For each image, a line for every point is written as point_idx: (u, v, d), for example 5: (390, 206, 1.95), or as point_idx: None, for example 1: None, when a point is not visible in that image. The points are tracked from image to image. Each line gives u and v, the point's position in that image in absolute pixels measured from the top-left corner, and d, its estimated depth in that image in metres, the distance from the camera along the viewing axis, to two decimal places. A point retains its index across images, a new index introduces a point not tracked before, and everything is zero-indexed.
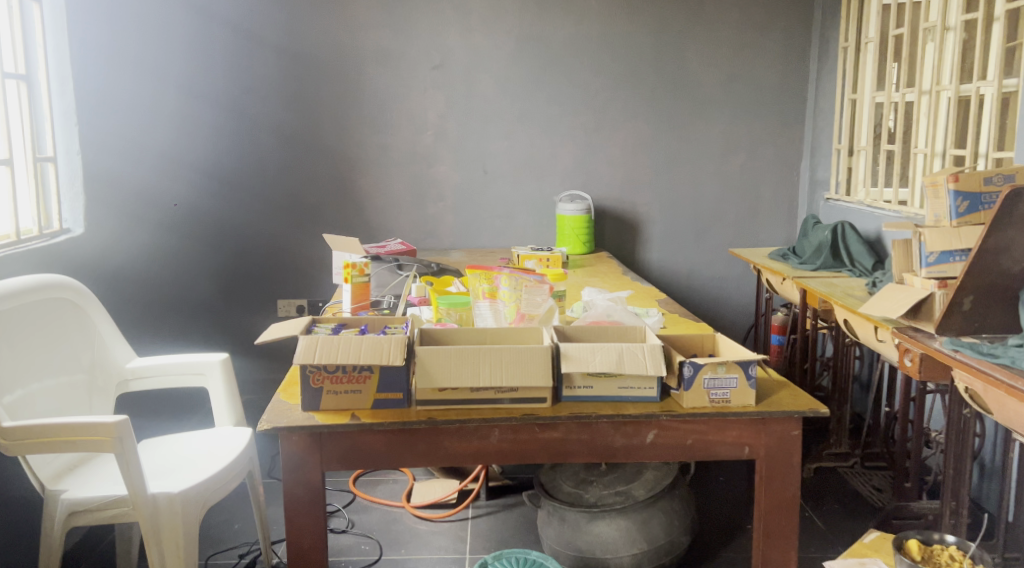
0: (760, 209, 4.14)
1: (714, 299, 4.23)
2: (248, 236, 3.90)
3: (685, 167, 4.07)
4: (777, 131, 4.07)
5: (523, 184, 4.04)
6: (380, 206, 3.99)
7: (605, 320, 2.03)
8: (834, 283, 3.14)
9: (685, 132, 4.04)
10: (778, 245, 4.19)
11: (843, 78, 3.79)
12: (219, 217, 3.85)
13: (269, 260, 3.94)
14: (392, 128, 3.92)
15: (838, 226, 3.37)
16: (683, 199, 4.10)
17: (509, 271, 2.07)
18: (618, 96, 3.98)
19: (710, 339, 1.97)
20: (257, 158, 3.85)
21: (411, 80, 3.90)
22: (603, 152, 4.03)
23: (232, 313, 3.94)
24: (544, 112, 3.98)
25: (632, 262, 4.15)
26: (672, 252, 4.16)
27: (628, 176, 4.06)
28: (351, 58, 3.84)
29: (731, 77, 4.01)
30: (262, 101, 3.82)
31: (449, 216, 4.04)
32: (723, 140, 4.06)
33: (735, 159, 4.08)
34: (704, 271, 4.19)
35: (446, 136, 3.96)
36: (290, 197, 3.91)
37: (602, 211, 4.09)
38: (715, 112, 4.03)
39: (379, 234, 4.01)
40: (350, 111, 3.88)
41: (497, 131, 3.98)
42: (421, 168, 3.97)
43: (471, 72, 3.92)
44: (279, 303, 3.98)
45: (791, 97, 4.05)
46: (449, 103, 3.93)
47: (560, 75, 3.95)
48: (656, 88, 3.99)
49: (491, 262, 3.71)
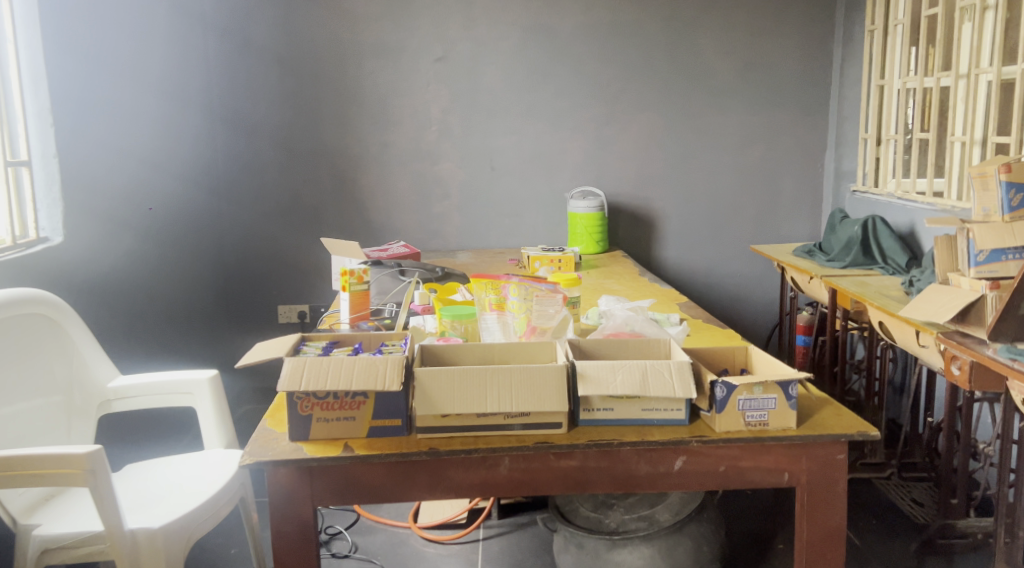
0: (782, 203, 3.93)
1: (735, 298, 4.03)
2: (247, 240, 3.76)
3: (702, 160, 3.86)
4: (799, 120, 3.86)
5: (532, 180, 3.84)
6: (383, 206, 3.81)
7: (626, 331, 1.84)
8: (866, 283, 2.94)
9: (702, 124, 3.83)
10: (801, 240, 3.98)
11: (869, 63, 3.58)
12: (214, 222, 3.70)
13: (269, 264, 3.79)
14: (393, 124, 3.74)
15: (868, 220, 3.18)
16: (700, 193, 3.90)
17: (518, 280, 1.88)
18: (630, 86, 3.78)
19: (742, 351, 1.78)
20: (250, 158, 3.69)
21: (412, 74, 3.71)
22: (616, 146, 3.83)
23: (232, 319, 3.81)
24: (553, 105, 3.78)
25: (647, 261, 3.96)
26: (690, 250, 3.96)
27: (642, 170, 3.86)
28: (349, 52, 3.66)
29: (748, 64, 3.80)
30: (255, 99, 3.65)
31: (456, 216, 3.85)
32: (742, 131, 3.85)
33: (755, 150, 3.87)
34: (723, 269, 3.99)
35: (451, 132, 3.77)
36: (289, 199, 3.74)
37: (616, 208, 3.89)
38: (732, 102, 3.82)
39: (383, 236, 3.83)
40: (349, 107, 3.70)
41: (504, 125, 3.78)
42: (425, 166, 3.79)
43: (475, 65, 3.72)
44: (279, 308, 3.83)
45: (813, 84, 3.83)
46: (453, 97, 3.74)
47: (569, 66, 3.75)
48: (669, 77, 3.79)
49: (501, 264, 3.53)
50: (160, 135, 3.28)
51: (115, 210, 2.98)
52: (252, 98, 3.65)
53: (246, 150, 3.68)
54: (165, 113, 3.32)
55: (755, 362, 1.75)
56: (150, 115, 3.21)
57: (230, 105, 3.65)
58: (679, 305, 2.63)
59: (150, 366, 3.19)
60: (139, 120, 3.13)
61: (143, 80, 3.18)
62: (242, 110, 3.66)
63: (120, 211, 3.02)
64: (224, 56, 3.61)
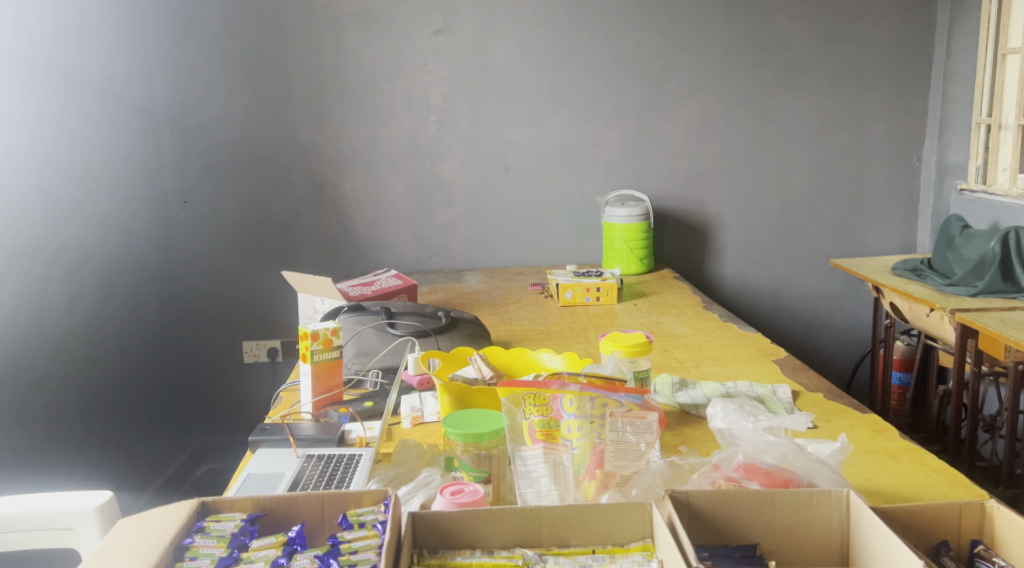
0: (868, 205, 3.17)
1: (808, 322, 3.26)
2: (202, 266, 3.04)
3: (769, 154, 3.09)
4: (890, 101, 3.09)
5: (558, 182, 3.07)
6: (372, 218, 3.04)
7: (762, 465, 1.10)
8: (1019, 321, 2.16)
9: (770, 108, 3.06)
10: (891, 250, 3.22)
11: (987, 29, 2.82)
12: (162, 243, 2.98)
13: (231, 292, 3.07)
14: (383, 115, 2.97)
15: (1006, 234, 2.43)
16: (766, 195, 3.13)
17: (578, 387, 1.06)
18: (680, 62, 3.01)
19: (976, 509, 1.02)
20: (206, 160, 2.95)
21: (405, 50, 2.93)
22: (663, 138, 3.06)
23: (188, 362, 3.12)
24: (584, 87, 3.00)
25: (701, 280, 3.19)
26: (753, 264, 3.18)
27: (695, 166, 3.09)
28: (325, 24, 2.88)
29: (829, 32, 3.02)
30: (208, 87, 2.90)
31: (462, 227, 3.09)
32: (819, 117, 3.08)
33: (835, 139, 3.10)
34: (793, 288, 3.22)
35: (454, 123, 3.00)
36: (254, 209, 3.00)
37: (661, 214, 3.12)
38: (808, 80, 3.05)
39: (371, 254, 3.08)
40: (327, 96, 2.94)
41: (523, 113, 3.01)
42: (423, 166, 3.02)
43: (485, 38, 2.94)
44: (244, 346, 3.12)
45: (910, 57, 3.07)
46: (457, 79, 2.97)
47: (602, 37, 2.97)
48: (731, 50, 3.01)
49: (520, 291, 2.77)
50: (77, 139, 2.52)
51: (23, 240, 2.21)
52: (204, 86, 2.90)
53: (197, 149, 2.94)
54: (82, 111, 2.56)
55: (1002, 529, 0.99)
56: (58, 114, 2.43)
57: (176, 94, 2.90)
58: (780, 368, 1.90)
59: (66, 438, 2.37)
60: (44, 119, 2.36)
61: (59, 72, 2.43)
62: (189, 99, 2.91)
63: (28, 239, 2.24)
64: (167, 32, 2.86)
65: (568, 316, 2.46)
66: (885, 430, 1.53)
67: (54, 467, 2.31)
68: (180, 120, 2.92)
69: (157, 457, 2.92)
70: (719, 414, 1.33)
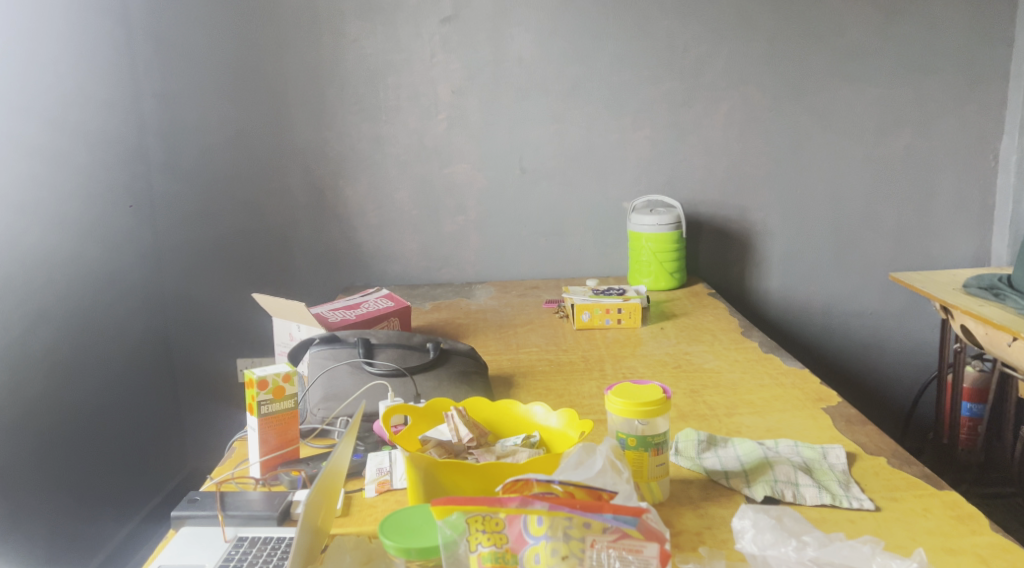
0: (935, 211, 2.80)
1: (864, 342, 2.89)
2: (190, 281, 2.76)
3: (821, 154, 2.74)
4: (961, 92, 2.72)
5: (581, 185, 2.75)
6: (375, 225, 2.75)
7: None
8: None
9: (823, 102, 2.71)
10: (961, 262, 2.84)
11: None
12: (149, 256, 2.70)
13: (222, 306, 2.78)
14: (387, 112, 2.68)
15: None
16: (818, 199, 2.77)
17: (544, 507, 0.95)
18: (720, 51, 2.67)
19: None
20: (199, 166, 2.67)
21: (412, 40, 2.64)
22: (699, 136, 2.72)
23: (180, 381, 2.83)
24: (611, 79, 2.68)
25: (741, 294, 2.84)
26: (801, 277, 2.83)
27: (735, 167, 2.74)
28: (323, 12, 2.60)
29: (891, 15, 2.66)
30: (199, 84, 2.62)
31: (474, 236, 2.79)
32: (878, 112, 2.72)
33: (897, 137, 2.74)
34: (847, 304, 2.86)
35: (466, 121, 2.70)
36: (247, 217, 2.72)
37: (697, 221, 2.79)
38: (867, 70, 2.70)
39: (375, 265, 2.79)
40: (326, 92, 2.65)
41: (543, 110, 2.70)
42: (432, 169, 2.73)
43: (501, 26, 2.64)
44: (238, 363, 2.82)
45: (986, 43, 2.69)
46: (469, 72, 2.67)
47: (632, 24, 2.64)
48: (777, 37, 2.66)
49: (533, 309, 2.46)
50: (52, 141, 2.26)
51: None
52: (196, 82, 2.62)
53: (187, 156, 2.67)
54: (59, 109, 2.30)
55: None
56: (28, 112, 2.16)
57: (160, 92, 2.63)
58: (833, 420, 1.56)
59: (36, 471, 2.13)
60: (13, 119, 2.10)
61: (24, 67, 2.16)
62: (181, 99, 2.63)
63: None
64: (150, 23, 2.58)
65: (584, 342, 2.14)
66: (970, 518, 1.19)
67: (21, 508, 2.07)
68: (169, 124, 2.65)
69: (142, 486, 2.64)
70: (749, 532, 1.15)
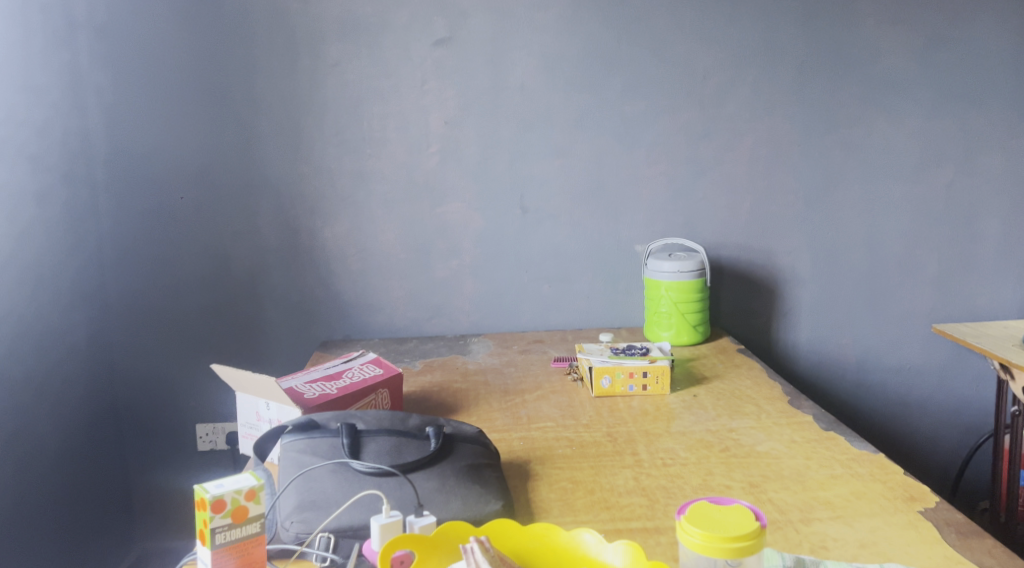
0: (979, 255, 2.53)
1: (902, 399, 2.60)
2: (144, 335, 2.40)
3: (856, 194, 2.47)
4: (1007, 126, 2.47)
5: (590, 227, 2.45)
6: (357, 271, 2.42)
7: None
8: None
9: (858, 136, 2.44)
10: (1008, 311, 2.57)
11: None
12: (96, 308, 2.34)
13: (179, 364, 2.42)
14: (370, 145, 2.36)
15: None
16: (851, 242, 2.49)
17: None
18: (744, 81, 2.39)
19: None
20: (155, 206, 2.33)
21: (400, 65, 2.33)
22: (721, 173, 2.43)
23: (127, 451, 2.45)
24: (624, 109, 2.39)
25: (768, 348, 2.54)
26: (833, 328, 2.54)
27: (761, 207, 2.46)
28: (299, 33, 2.29)
29: (932, 41, 2.41)
30: (156, 113, 2.29)
31: (469, 282, 2.47)
32: (917, 147, 2.46)
33: (938, 175, 2.47)
34: (882, 357, 2.57)
35: (460, 155, 2.39)
36: (210, 263, 2.38)
37: (718, 266, 2.49)
38: (905, 101, 2.43)
39: (356, 316, 2.46)
40: (302, 121, 2.33)
41: (547, 143, 2.39)
42: (422, 208, 2.41)
43: (500, 50, 2.34)
44: (198, 430, 2.46)
45: None
46: (464, 100, 2.36)
47: (647, 49, 2.36)
48: (806, 65, 2.39)
49: (541, 370, 2.14)
50: None
51: None
52: (153, 111, 2.29)
53: (139, 194, 2.32)
54: None
55: None
56: None
57: (109, 123, 2.29)
58: (942, 532, 1.25)
59: None
60: None
61: None
62: (134, 129, 2.30)
63: None
64: (100, 44, 2.25)
65: (607, 415, 1.81)
66: None
67: None
68: (120, 158, 2.31)
69: None
70: None
